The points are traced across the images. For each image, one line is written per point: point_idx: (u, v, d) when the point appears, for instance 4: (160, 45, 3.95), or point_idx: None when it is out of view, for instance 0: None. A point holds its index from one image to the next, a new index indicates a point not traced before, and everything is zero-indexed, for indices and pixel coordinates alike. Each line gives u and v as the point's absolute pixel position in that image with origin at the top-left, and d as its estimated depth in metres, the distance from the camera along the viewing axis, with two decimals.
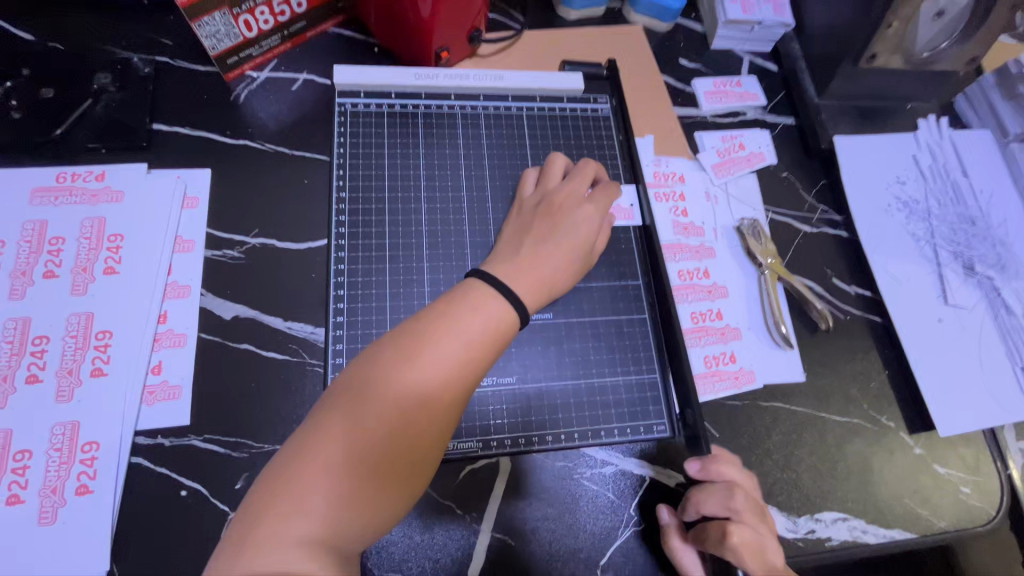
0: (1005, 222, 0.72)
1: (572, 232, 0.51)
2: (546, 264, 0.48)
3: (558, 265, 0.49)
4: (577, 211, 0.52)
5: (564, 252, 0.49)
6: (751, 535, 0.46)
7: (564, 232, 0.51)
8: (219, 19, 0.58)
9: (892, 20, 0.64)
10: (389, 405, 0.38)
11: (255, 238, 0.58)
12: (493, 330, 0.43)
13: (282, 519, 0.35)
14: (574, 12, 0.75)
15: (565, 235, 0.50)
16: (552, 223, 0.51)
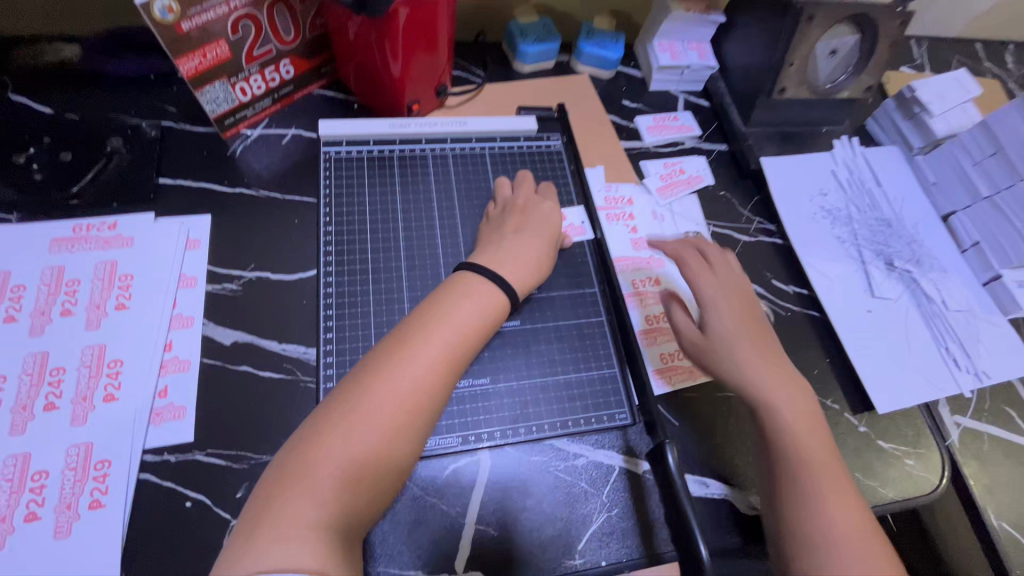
0: (917, 223, 0.82)
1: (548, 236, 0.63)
2: (529, 259, 0.61)
3: (536, 261, 0.61)
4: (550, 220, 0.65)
5: (541, 252, 0.62)
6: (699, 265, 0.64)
7: (541, 235, 0.63)
8: (219, 87, 0.68)
9: (792, 59, 0.77)
10: (382, 396, 0.47)
11: (251, 272, 0.65)
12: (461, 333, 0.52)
13: (293, 504, 0.42)
14: (527, 66, 0.87)
15: (541, 235, 0.63)
16: (530, 227, 0.63)
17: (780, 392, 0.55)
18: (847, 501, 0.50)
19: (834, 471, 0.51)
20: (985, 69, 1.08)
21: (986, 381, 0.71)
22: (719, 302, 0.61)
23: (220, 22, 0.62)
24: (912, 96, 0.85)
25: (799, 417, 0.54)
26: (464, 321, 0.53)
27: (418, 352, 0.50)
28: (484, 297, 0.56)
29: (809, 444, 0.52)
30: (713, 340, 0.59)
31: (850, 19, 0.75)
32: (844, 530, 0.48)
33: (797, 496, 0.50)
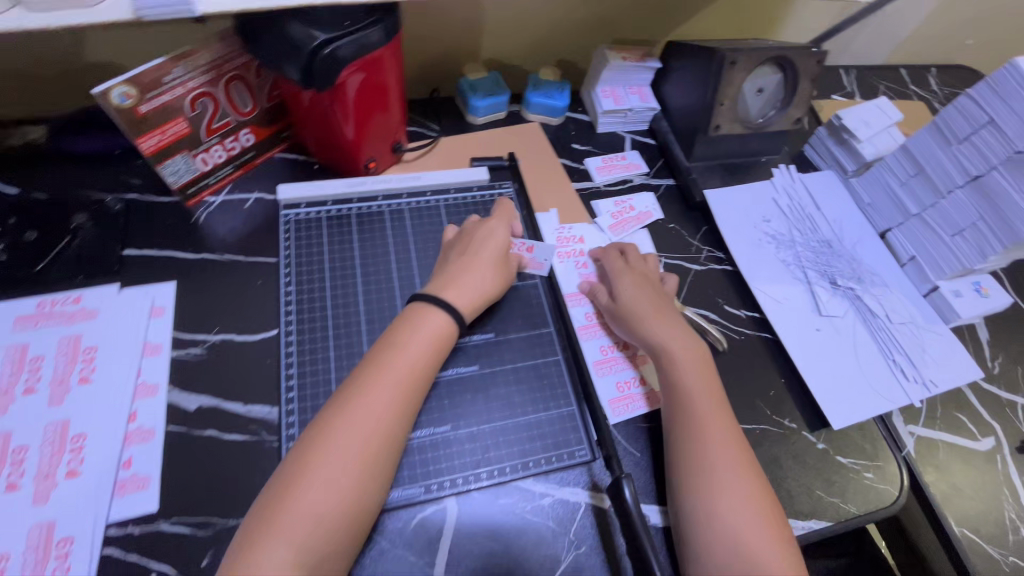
0: (856, 242, 0.86)
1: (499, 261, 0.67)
2: (477, 284, 0.64)
3: (485, 285, 0.64)
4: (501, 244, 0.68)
5: (488, 277, 0.65)
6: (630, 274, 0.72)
7: (489, 260, 0.66)
8: (180, 160, 0.71)
9: (723, 100, 0.84)
10: (345, 437, 0.51)
11: (216, 335, 0.67)
12: (417, 367, 0.56)
13: (268, 549, 0.46)
14: (480, 118, 0.92)
15: (489, 258, 0.66)
16: (478, 253, 0.66)
17: (693, 369, 0.64)
18: (738, 458, 0.59)
19: (730, 432, 0.61)
20: (911, 93, 1.16)
21: (934, 389, 0.74)
22: (640, 298, 0.69)
23: (178, 102, 0.66)
24: (840, 124, 0.92)
25: (707, 391, 0.63)
26: (418, 352, 0.57)
27: (376, 390, 0.54)
28: (435, 324, 0.59)
29: (712, 410, 0.62)
30: (637, 327, 0.67)
31: (771, 61, 0.82)
32: (734, 480, 0.57)
33: (696, 450, 0.59)
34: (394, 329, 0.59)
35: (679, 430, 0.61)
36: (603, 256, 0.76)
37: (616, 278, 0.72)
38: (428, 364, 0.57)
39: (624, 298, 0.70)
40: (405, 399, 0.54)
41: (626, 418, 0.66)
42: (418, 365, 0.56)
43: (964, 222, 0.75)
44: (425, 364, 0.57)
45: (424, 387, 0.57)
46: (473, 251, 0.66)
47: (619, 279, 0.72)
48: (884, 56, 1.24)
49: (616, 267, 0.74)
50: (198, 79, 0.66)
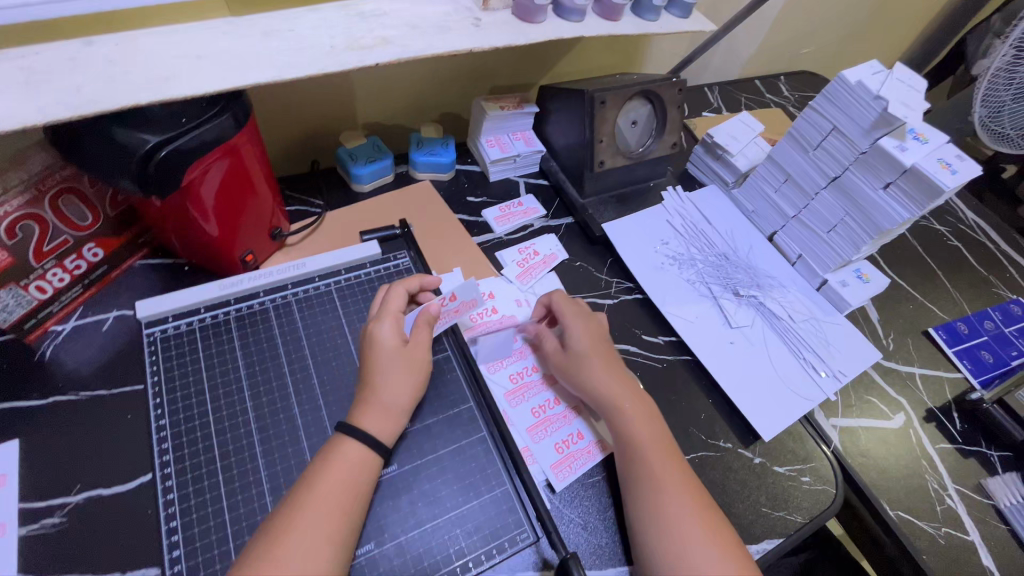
0: (748, 249, 0.91)
1: (403, 368, 0.59)
2: (380, 403, 0.56)
3: (394, 397, 0.57)
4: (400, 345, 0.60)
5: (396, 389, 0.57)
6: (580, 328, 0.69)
7: (393, 368, 0.58)
8: (7, 294, 0.60)
9: (600, 136, 0.85)
10: None
11: (78, 494, 0.56)
12: (343, 506, 0.50)
13: None
14: (366, 185, 0.88)
15: (388, 368, 0.58)
16: (377, 366, 0.58)
17: (641, 418, 0.63)
18: (694, 504, 0.57)
19: (685, 478, 0.59)
20: (768, 101, 1.27)
21: (844, 378, 0.78)
22: (592, 348, 0.68)
23: None
24: (713, 141, 0.97)
25: (657, 439, 0.62)
26: (354, 471, 0.52)
27: (295, 542, 0.47)
28: (360, 445, 0.53)
29: (664, 458, 0.60)
30: (584, 379, 0.65)
31: (637, 95, 0.86)
32: (694, 530, 0.55)
33: (652, 503, 0.57)
34: (315, 462, 0.52)
35: (632, 484, 0.59)
36: (552, 298, 0.73)
37: (568, 323, 0.70)
38: (364, 485, 0.52)
39: (574, 348, 0.67)
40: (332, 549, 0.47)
41: (571, 479, 0.63)
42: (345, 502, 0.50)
43: (834, 218, 0.81)
44: (361, 481, 0.52)
45: (355, 524, 0.50)
46: (371, 366, 0.58)
47: (571, 325, 0.70)
48: (739, 70, 1.36)
49: (567, 310, 0.71)
50: (14, 201, 0.57)
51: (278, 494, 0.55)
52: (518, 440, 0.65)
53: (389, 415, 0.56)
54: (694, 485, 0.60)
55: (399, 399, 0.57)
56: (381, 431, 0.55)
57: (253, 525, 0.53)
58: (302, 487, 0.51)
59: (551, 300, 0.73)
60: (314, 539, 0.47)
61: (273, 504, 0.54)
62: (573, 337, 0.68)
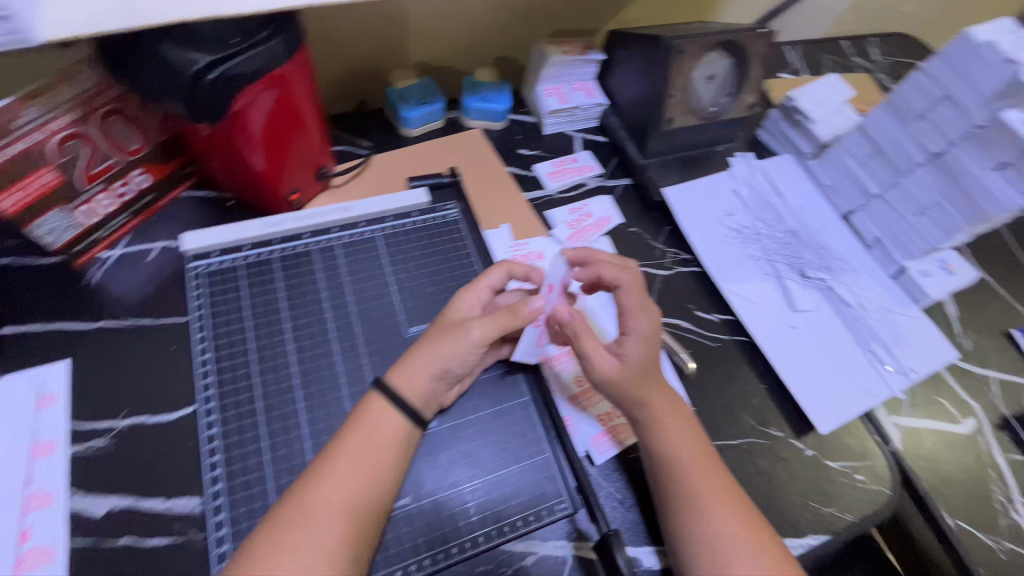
0: (821, 228, 0.83)
1: (443, 332, 0.54)
2: (423, 363, 0.52)
3: (451, 364, 0.53)
4: (462, 320, 0.55)
5: (455, 354, 0.52)
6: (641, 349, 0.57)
7: (439, 328, 0.55)
8: (58, 215, 0.59)
9: (673, 91, 0.78)
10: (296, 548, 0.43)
11: (123, 419, 0.57)
12: (378, 465, 0.49)
13: None
14: (414, 130, 0.84)
15: (432, 334, 0.55)
16: (432, 325, 0.56)
17: (676, 430, 0.57)
18: (741, 529, 0.52)
19: (732, 500, 0.54)
20: (855, 65, 1.14)
21: (914, 376, 0.72)
22: (651, 359, 0.57)
23: (39, 149, 0.56)
24: (793, 105, 0.88)
25: (693, 454, 0.56)
26: (383, 449, 0.49)
27: (327, 496, 0.46)
28: (392, 416, 0.51)
29: (701, 474, 0.55)
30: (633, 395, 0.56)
31: (718, 46, 0.77)
32: (741, 560, 0.50)
33: (690, 505, 0.53)
34: (349, 419, 0.51)
35: (668, 504, 0.54)
36: (620, 287, 0.60)
37: (629, 322, 0.58)
38: (396, 459, 0.50)
39: (630, 355, 0.57)
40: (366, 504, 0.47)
41: (615, 452, 0.61)
42: (380, 459, 0.49)
43: (927, 200, 0.73)
44: (390, 449, 0.50)
45: (393, 481, 0.49)
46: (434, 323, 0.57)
47: (635, 323, 0.58)
48: (824, 29, 1.22)
49: (635, 306, 0.58)
50: (63, 119, 0.56)
51: (317, 439, 0.54)
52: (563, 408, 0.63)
53: (422, 373, 0.52)
54: (738, 502, 0.54)
55: (456, 367, 0.53)
56: (417, 396, 0.52)
57: (292, 467, 0.52)
58: (335, 444, 0.49)
59: (619, 286, 0.60)
60: (348, 495, 0.47)
61: (312, 449, 0.54)
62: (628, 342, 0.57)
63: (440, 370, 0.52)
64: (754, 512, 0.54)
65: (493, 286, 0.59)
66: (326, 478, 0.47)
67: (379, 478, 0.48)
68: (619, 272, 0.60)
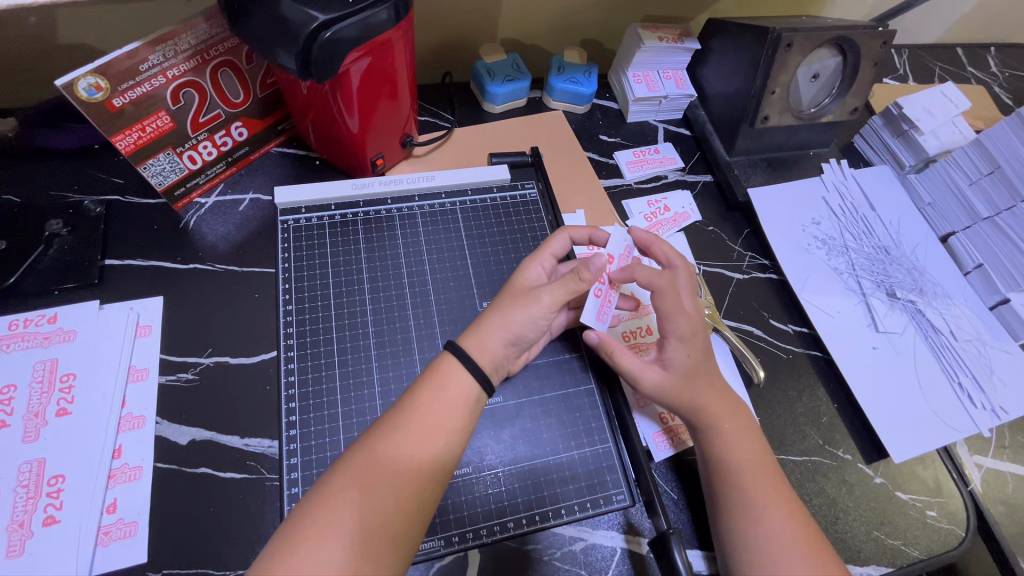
0: (915, 248, 0.78)
1: (513, 298, 0.55)
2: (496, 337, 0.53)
3: (523, 330, 0.54)
4: (532, 288, 0.56)
5: (528, 320, 0.54)
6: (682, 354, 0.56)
7: (509, 295, 0.56)
8: (164, 159, 0.63)
9: (774, 87, 0.74)
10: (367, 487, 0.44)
11: (209, 357, 0.60)
12: (448, 423, 0.49)
13: None
14: (497, 106, 0.83)
15: (498, 304, 0.55)
16: (501, 292, 0.57)
17: (734, 435, 0.54)
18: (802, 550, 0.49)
19: (793, 512, 0.51)
20: (970, 75, 1.05)
21: (1004, 417, 0.67)
22: (698, 360, 0.56)
23: (158, 93, 0.57)
24: (900, 113, 0.82)
25: (753, 463, 0.53)
26: (455, 411, 0.49)
27: (398, 443, 0.47)
28: (464, 380, 0.51)
29: (760, 481, 0.52)
30: (687, 397, 0.55)
31: (830, 43, 0.72)
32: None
33: (749, 512, 0.50)
34: (424, 374, 0.51)
35: (723, 510, 0.52)
36: (655, 290, 0.58)
37: (668, 324, 0.57)
38: (465, 423, 0.50)
39: (674, 357, 0.56)
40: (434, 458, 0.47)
41: (672, 452, 0.60)
42: (451, 418, 0.49)
43: None
44: (461, 410, 0.50)
45: (462, 442, 0.50)
46: (503, 289, 0.57)
47: (674, 325, 0.57)
48: (937, 34, 1.13)
49: (671, 310, 0.57)
50: (181, 66, 0.57)
51: (387, 398, 0.57)
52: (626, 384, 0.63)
53: (496, 348, 0.53)
54: (800, 520, 0.51)
55: (529, 333, 0.54)
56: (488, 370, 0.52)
57: (362, 422, 0.55)
58: (407, 396, 0.50)
59: (654, 290, 0.58)
60: (418, 447, 0.47)
61: (381, 407, 0.56)
62: (669, 343, 0.57)
63: (513, 337, 0.54)
64: (815, 532, 0.51)
65: (557, 254, 0.60)
66: (396, 432, 0.47)
67: (448, 439, 0.48)
68: (653, 275, 0.58)
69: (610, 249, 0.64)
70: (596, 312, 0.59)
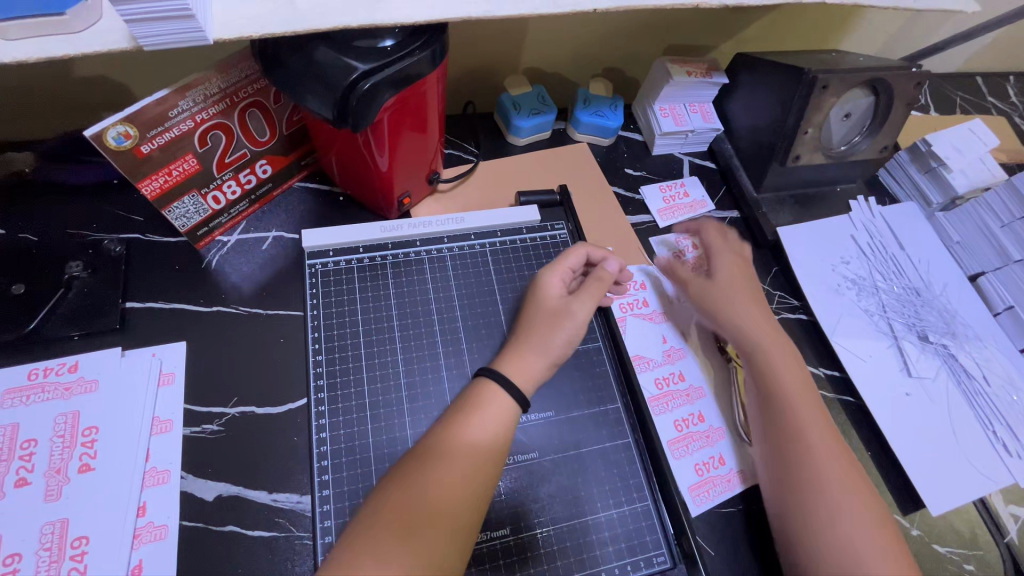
0: (945, 288, 0.77)
1: (544, 319, 0.56)
2: (529, 358, 0.54)
3: (563, 348, 0.55)
4: (559, 303, 0.57)
5: (567, 339, 0.56)
6: (733, 262, 0.69)
7: (538, 314, 0.57)
8: (188, 201, 0.61)
9: (807, 127, 0.73)
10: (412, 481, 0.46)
11: (234, 407, 0.59)
12: (492, 423, 0.50)
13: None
14: (521, 139, 0.82)
15: (533, 319, 0.57)
16: (528, 311, 0.58)
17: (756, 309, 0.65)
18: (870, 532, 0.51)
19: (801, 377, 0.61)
20: (990, 105, 1.05)
21: None
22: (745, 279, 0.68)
23: (186, 137, 0.55)
24: (928, 149, 0.81)
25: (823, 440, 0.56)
26: (493, 421, 0.50)
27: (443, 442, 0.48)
28: (501, 398, 0.51)
29: (774, 342, 0.62)
30: (726, 304, 0.65)
31: (864, 83, 0.71)
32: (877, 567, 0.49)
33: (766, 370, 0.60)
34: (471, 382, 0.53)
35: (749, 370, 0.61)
36: (703, 228, 0.74)
37: (717, 258, 0.70)
38: (500, 444, 0.49)
39: (719, 271, 0.68)
40: (480, 454, 0.48)
41: (722, 498, 0.59)
42: (498, 422, 0.50)
43: None
44: (506, 419, 0.51)
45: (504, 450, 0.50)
46: (527, 310, 0.58)
47: (721, 256, 0.70)
48: (957, 63, 1.13)
49: (717, 242, 0.71)
50: (210, 110, 0.56)
51: None
52: (663, 433, 0.62)
53: None
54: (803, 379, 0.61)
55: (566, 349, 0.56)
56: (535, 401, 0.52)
57: None
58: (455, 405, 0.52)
59: (700, 231, 0.74)
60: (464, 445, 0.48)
61: None
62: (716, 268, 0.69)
63: (554, 357, 0.55)
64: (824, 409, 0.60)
65: (573, 267, 0.61)
66: (436, 440, 0.49)
67: (479, 456, 0.48)
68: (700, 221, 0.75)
69: (655, 204, 0.80)
70: (660, 208, 0.80)
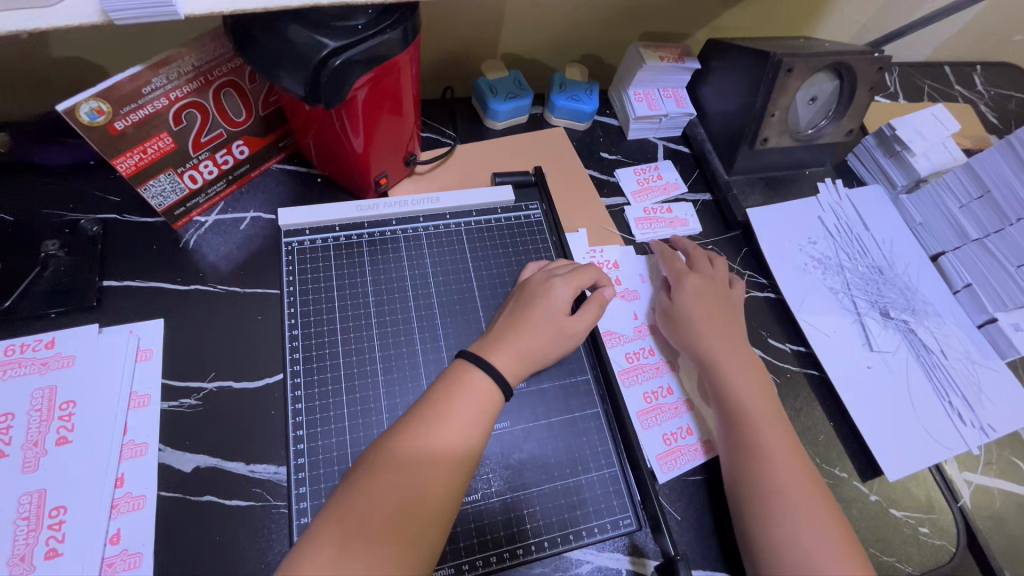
0: (907, 267, 0.80)
1: (546, 325, 0.57)
2: (512, 342, 0.55)
3: (556, 348, 0.58)
4: (563, 313, 0.59)
5: (562, 342, 0.58)
6: (699, 282, 0.68)
7: (539, 314, 0.58)
8: (164, 179, 0.62)
9: (774, 110, 0.75)
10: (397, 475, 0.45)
11: (212, 382, 0.60)
12: (475, 418, 0.50)
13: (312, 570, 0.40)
14: (498, 123, 0.83)
15: (537, 321, 0.57)
16: (529, 310, 0.58)
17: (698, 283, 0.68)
18: (836, 520, 0.52)
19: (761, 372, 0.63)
20: (957, 94, 1.08)
21: (992, 434, 0.69)
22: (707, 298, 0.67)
23: (161, 115, 0.56)
24: (893, 134, 0.84)
25: (774, 425, 0.58)
26: (475, 419, 0.50)
27: (426, 438, 0.48)
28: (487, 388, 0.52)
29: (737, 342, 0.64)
30: (699, 330, 0.64)
31: (828, 68, 0.74)
32: (833, 558, 0.49)
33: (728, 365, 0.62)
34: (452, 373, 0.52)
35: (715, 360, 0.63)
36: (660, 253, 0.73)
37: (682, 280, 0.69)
38: (476, 432, 0.49)
39: (684, 296, 0.67)
40: (462, 447, 0.48)
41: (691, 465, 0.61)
42: (480, 415, 0.50)
43: None
44: (489, 414, 0.51)
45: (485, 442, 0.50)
46: (523, 309, 0.59)
47: (685, 278, 0.69)
48: (925, 52, 1.16)
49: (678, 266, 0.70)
50: (184, 87, 0.56)
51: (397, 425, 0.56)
52: (632, 404, 0.64)
53: (517, 360, 0.55)
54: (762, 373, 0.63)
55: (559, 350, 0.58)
56: (506, 371, 0.54)
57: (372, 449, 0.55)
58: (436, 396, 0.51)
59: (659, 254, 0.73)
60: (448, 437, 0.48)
61: None
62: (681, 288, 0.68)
63: (547, 356, 0.57)
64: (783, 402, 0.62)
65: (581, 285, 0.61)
66: (420, 435, 0.48)
67: (455, 446, 0.48)
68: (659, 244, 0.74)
69: (628, 186, 0.81)
70: (633, 190, 0.81)
